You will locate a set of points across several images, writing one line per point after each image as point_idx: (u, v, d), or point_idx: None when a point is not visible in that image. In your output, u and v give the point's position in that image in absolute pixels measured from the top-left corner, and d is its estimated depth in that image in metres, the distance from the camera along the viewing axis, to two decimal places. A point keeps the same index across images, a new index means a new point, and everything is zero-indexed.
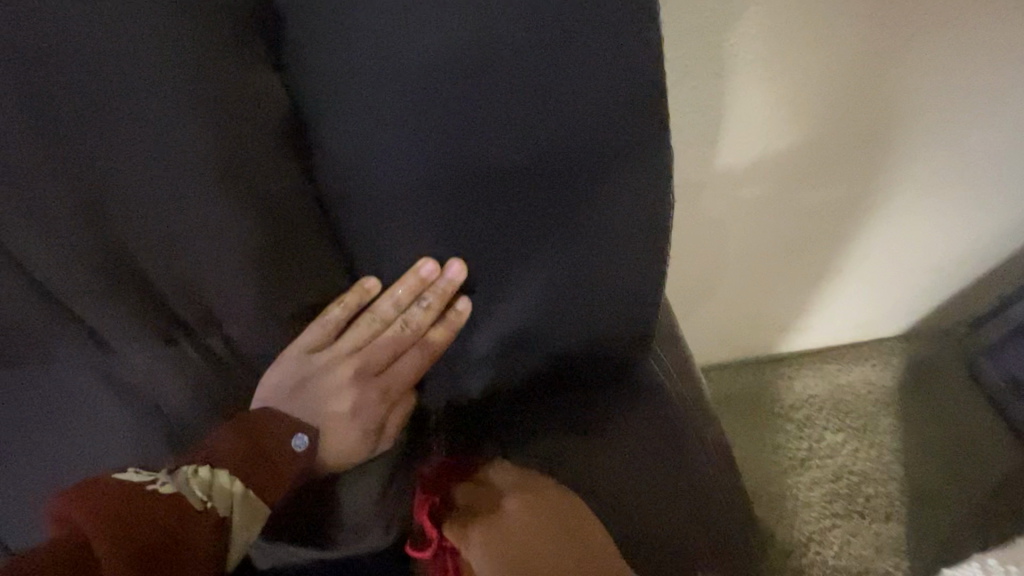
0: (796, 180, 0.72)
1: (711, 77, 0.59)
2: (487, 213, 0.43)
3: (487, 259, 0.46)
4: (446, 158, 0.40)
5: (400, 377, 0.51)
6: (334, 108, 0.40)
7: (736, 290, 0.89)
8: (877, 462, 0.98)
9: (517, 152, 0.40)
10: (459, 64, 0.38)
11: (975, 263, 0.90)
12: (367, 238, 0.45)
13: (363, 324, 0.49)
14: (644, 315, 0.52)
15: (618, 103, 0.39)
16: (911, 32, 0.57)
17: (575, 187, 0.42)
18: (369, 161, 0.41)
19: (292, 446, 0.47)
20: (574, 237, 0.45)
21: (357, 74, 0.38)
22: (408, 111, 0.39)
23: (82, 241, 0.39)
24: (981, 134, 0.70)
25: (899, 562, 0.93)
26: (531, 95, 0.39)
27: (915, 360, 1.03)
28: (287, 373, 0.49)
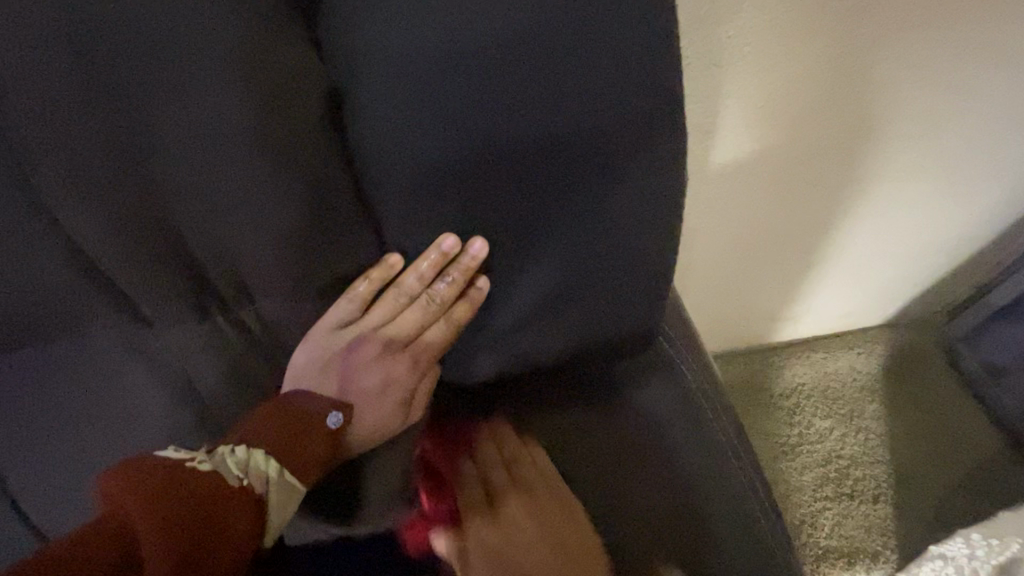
0: (790, 170, 0.75)
1: (707, 71, 0.62)
2: (507, 194, 0.45)
3: (503, 240, 0.48)
4: (472, 140, 0.42)
5: (426, 352, 0.53)
6: (364, 91, 0.41)
7: (732, 280, 0.92)
8: (865, 447, 1.02)
9: (537, 136, 0.43)
10: (484, 50, 0.40)
11: (954, 251, 0.94)
12: (390, 219, 0.47)
13: (389, 301, 0.51)
14: (653, 294, 0.54)
15: (632, 89, 0.42)
16: (890, 31, 0.61)
17: (591, 171, 0.45)
18: (396, 145, 0.43)
19: (328, 424, 0.49)
20: (585, 221, 0.47)
21: (388, 56, 0.40)
22: (436, 93, 0.41)
23: (134, 215, 0.42)
24: (960, 124, 0.73)
25: (888, 542, 0.96)
26: (550, 83, 0.41)
27: (897, 348, 1.08)
28: (317, 350, 0.52)
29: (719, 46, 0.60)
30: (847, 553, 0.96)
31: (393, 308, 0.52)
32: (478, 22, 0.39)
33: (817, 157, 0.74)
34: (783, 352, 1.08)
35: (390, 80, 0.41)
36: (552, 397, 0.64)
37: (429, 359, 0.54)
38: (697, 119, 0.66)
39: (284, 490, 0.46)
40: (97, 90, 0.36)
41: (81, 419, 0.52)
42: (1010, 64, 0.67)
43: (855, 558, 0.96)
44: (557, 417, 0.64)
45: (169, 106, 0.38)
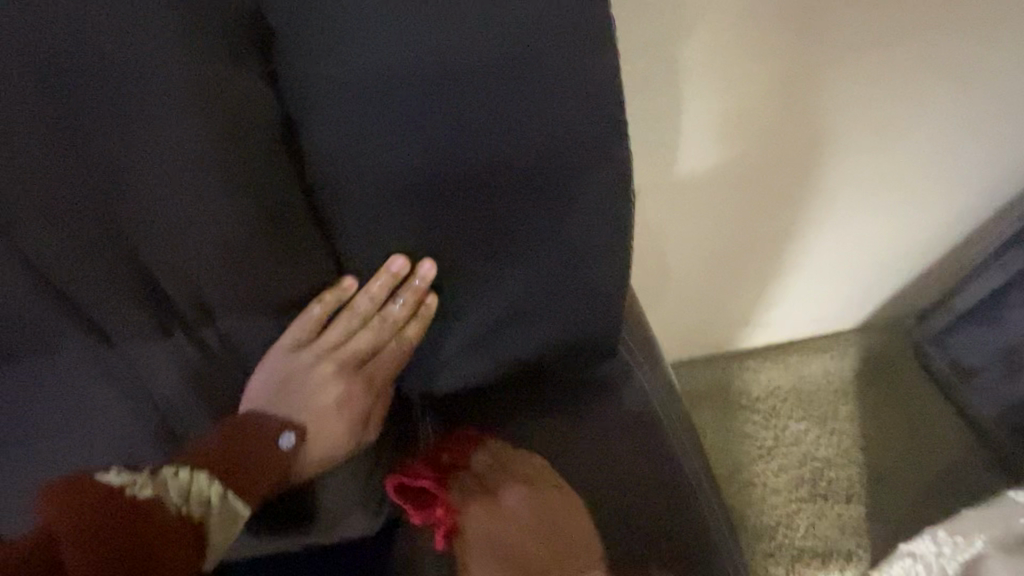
0: (754, 183, 0.78)
1: (666, 88, 0.63)
2: (461, 216, 0.48)
3: (461, 259, 0.50)
4: (423, 165, 0.45)
5: (381, 370, 0.55)
6: (317, 110, 0.43)
7: (702, 287, 0.94)
8: (839, 448, 1.05)
9: (486, 160, 0.45)
10: (433, 82, 0.42)
11: (916, 257, 0.97)
12: (351, 238, 0.49)
13: (342, 321, 0.53)
14: (609, 306, 0.56)
15: (577, 114, 0.44)
16: (840, 48, 0.63)
17: (540, 191, 0.47)
18: (351, 165, 0.45)
19: (280, 445, 0.51)
20: (537, 239, 0.49)
21: (340, 86, 0.42)
22: (386, 123, 0.43)
23: (96, 236, 0.43)
24: (914, 135, 0.76)
25: (860, 542, 0.98)
26: (497, 105, 0.43)
27: (868, 350, 1.10)
28: (272, 373, 0.52)
29: (676, 64, 0.61)
30: (820, 553, 0.98)
31: (346, 328, 0.53)
32: (426, 45, 0.40)
33: (780, 169, 0.76)
34: (757, 357, 1.10)
35: (341, 112, 0.43)
36: (518, 410, 0.65)
37: (383, 377, 0.55)
38: (660, 133, 0.68)
39: (227, 512, 0.48)
40: (66, 118, 0.38)
41: (35, 444, 0.51)
42: (959, 78, 0.69)
43: (828, 557, 0.97)
44: (523, 429, 0.65)
45: (133, 133, 0.40)
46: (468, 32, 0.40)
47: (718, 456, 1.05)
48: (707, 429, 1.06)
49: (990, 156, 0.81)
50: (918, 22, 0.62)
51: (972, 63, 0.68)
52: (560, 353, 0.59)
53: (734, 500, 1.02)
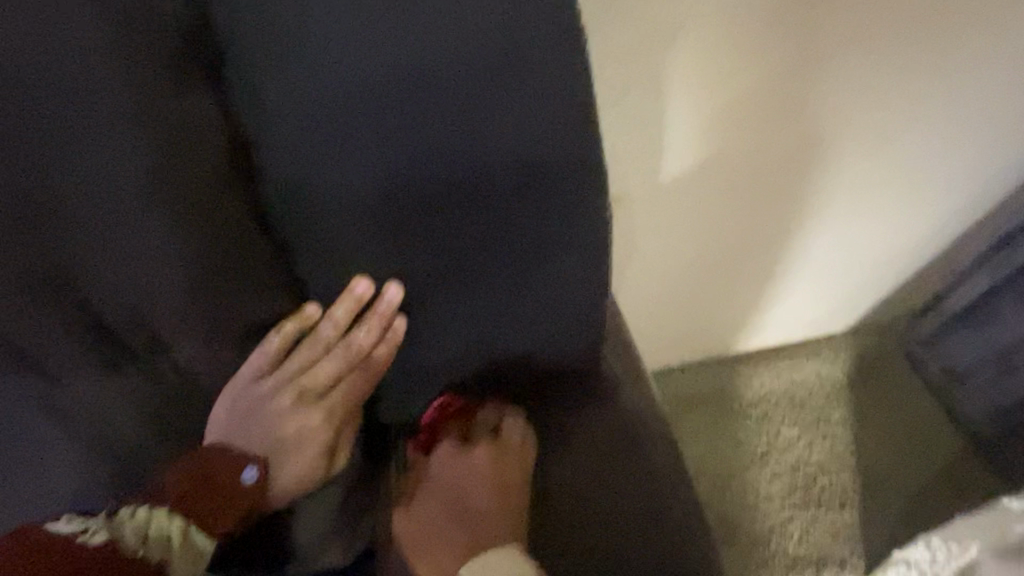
0: (741, 188, 0.76)
1: (651, 92, 0.60)
2: (432, 233, 0.46)
3: (433, 276, 0.49)
4: (388, 181, 0.44)
5: (346, 398, 0.55)
6: (270, 131, 0.43)
7: (693, 294, 0.93)
8: (832, 453, 1.04)
9: (456, 176, 0.44)
10: (391, 95, 0.40)
11: (906, 259, 0.97)
12: (316, 257, 0.49)
13: (303, 352, 0.52)
14: (589, 321, 0.54)
15: (549, 125, 0.42)
16: (829, 49, 0.61)
17: (513, 206, 0.46)
18: (312, 181, 0.44)
19: (242, 479, 0.52)
20: (511, 254, 0.48)
21: (297, 105, 0.41)
22: (344, 138, 0.42)
23: (32, 268, 0.41)
24: (902, 139, 0.75)
25: (854, 547, 0.98)
26: (461, 121, 0.41)
27: (861, 353, 1.10)
28: (236, 403, 0.53)
29: (659, 69, 0.59)
30: (814, 560, 0.97)
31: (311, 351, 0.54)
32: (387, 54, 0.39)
33: (767, 173, 0.75)
34: (748, 362, 1.09)
35: (300, 129, 0.42)
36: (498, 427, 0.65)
37: (350, 405, 0.55)
38: (645, 140, 0.65)
39: (187, 546, 0.50)
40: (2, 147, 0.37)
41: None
42: (948, 79, 0.68)
43: (822, 564, 0.97)
44: None
45: (74, 159, 0.38)
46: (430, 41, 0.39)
47: (712, 464, 1.03)
48: (701, 436, 1.05)
49: (979, 156, 0.80)
50: (903, 24, 0.61)
51: (959, 64, 0.66)
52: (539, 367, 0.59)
53: (728, 509, 1.00)
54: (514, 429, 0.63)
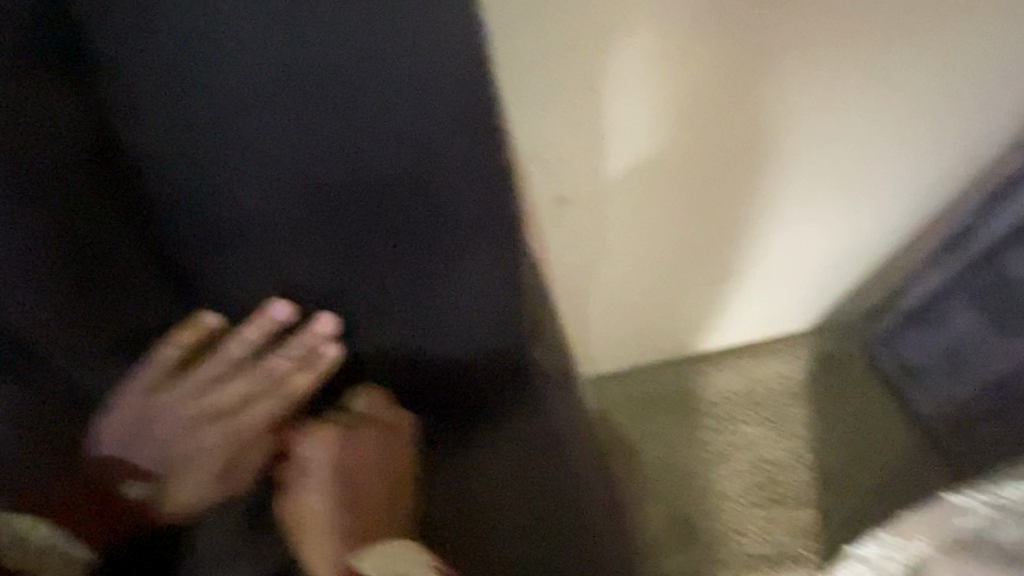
0: (689, 188, 0.75)
1: (586, 90, 0.58)
2: (343, 240, 0.48)
3: (350, 289, 0.51)
4: (294, 190, 0.43)
5: (255, 419, 0.57)
6: (132, 124, 0.39)
7: (648, 296, 0.93)
8: (790, 451, 1.04)
9: (360, 184, 0.44)
10: (283, 97, 0.39)
11: (864, 258, 0.97)
12: (219, 268, 0.48)
13: (213, 365, 0.55)
14: (506, 323, 0.57)
15: (446, 128, 0.43)
16: (771, 44, 0.60)
17: (417, 215, 0.48)
18: (205, 187, 0.41)
19: (124, 489, 0.55)
20: (423, 264, 0.50)
21: (162, 98, 0.38)
22: (237, 145, 0.40)
23: None
24: (849, 140, 0.75)
25: (811, 544, 0.98)
26: (359, 129, 0.43)
27: (821, 352, 1.11)
28: (135, 414, 0.54)
29: (594, 69, 0.57)
30: (771, 558, 0.98)
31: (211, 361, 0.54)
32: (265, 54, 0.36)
33: (715, 175, 0.74)
34: (710, 361, 1.09)
35: (182, 129, 0.39)
36: None
37: (259, 426, 0.58)
38: (587, 142, 0.63)
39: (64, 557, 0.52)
40: None
41: None
42: (890, 78, 0.68)
43: (779, 561, 0.98)
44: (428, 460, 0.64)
45: None
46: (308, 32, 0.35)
47: (673, 464, 1.04)
48: (662, 437, 1.05)
49: (927, 156, 0.80)
50: (845, 21, 0.60)
51: (898, 65, 0.66)
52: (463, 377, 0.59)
53: (687, 508, 1.01)
54: (373, 408, 0.59)
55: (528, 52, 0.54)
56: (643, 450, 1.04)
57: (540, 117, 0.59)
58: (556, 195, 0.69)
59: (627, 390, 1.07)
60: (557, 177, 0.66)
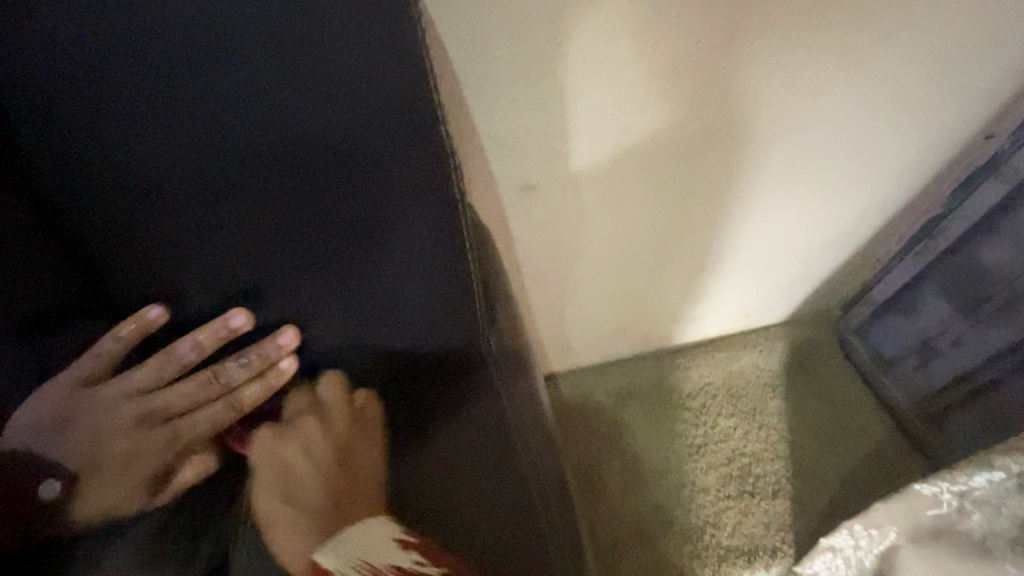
0: (659, 178, 0.74)
1: (546, 76, 0.57)
2: (289, 232, 0.46)
3: (301, 280, 0.50)
4: (237, 172, 0.42)
5: (194, 427, 0.54)
6: (64, 105, 0.38)
7: (622, 288, 0.92)
8: (766, 443, 1.04)
9: (305, 171, 0.43)
10: (216, 76, 0.38)
11: (837, 250, 0.97)
12: (165, 253, 0.47)
13: (158, 365, 0.52)
14: (465, 317, 0.54)
15: (386, 113, 0.41)
16: (735, 28, 0.58)
17: (361, 205, 0.45)
18: (151, 177, 0.42)
19: (39, 492, 0.50)
20: (372, 254, 0.48)
21: (98, 81, 0.37)
22: (178, 127, 0.40)
23: None
24: (818, 130, 0.74)
25: (785, 537, 0.98)
26: (292, 112, 0.40)
27: (797, 345, 1.11)
28: (61, 406, 0.50)
29: (552, 53, 0.55)
30: (746, 552, 0.97)
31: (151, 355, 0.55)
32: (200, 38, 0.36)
33: (685, 164, 0.73)
34: (685, 354, 1.10)
35: (120, 110, 0.39)
36: None
37: (196, 434, 0.54)
38: (551, 129, 0.62)
39: None
40: None
41: None
42: (857, 66, 0.67)
43: (754, 555, 0.96)
44: None
45: None
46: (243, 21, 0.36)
47: (649, 457, 1.03)
48: (639, 429, 1.05)
49: (897, 146, 0.80)
50: (811, 5, 0.58)
51: (864, 53, 0.65)
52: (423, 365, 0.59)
53: (662, 501, 1.00)
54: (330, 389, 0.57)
55: (486, 37, 0.52)
56: (619, 443, 1.04)
57: (502, 105, 0.58)
58: (522, 183, 0.68)
59: (603, 383, 1.08)
60: (521, 164, 0.65)
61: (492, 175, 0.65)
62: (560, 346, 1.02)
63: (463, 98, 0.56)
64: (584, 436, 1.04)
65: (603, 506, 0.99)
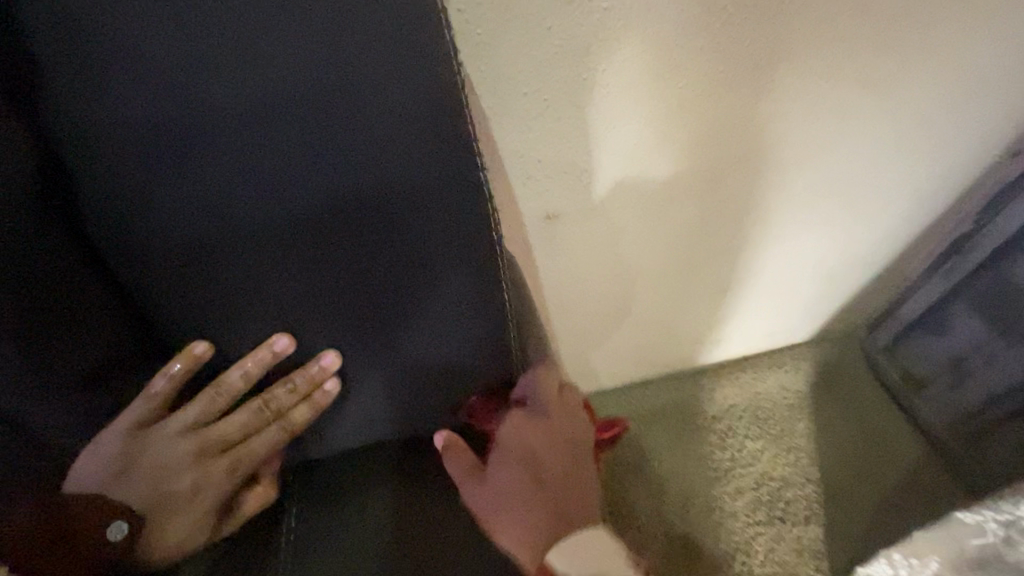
0: (684, 204, 0.74)
1: (574, 109, 0.57)
2: (330, 268, 0.48)
3: (337, 316, 0.51)
4: (286, 210, 0.44)
5: (251, 454, 0.56)
6: (140, 158, 0.40)
7: (645, 311, 0.91)
8: (795, 466, 1.02)
9: (349, 208, 0.45)
10: (272, 116, 0.40)
11: (863, 268, 0.96)
12: (210, 294, 0.48)
13: (209, 400, 0.53)
14: (496, 347, 0.56)
15: (426, 148, 0.43)
16: (763, 55, 0.58)
17: (401, 238, 0.47)
18: (189, 225, 0.44)
19: (107, 535, 0.51)
20: (408, 287, 0.50)
21: (169, 135, 0.39)
22: (234, 167, 0.41)
23: None
24: (843, 150, 0.74)
25: (819, 565, 0.95)
26: (340, 152, 0.42)
27: (823, 365, 1.09)
28: (119, 450, 0.52)
29: (579, 86, 0.55)
30: None
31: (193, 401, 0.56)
32: (250, 95, 0.39)
33: (708, 189, 0.73)
34: (709, 375, 1.08)
35: (189, 159, 0.41)
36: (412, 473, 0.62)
37: (253, 461, 0.56)
38: (576, 159, 0.62)
39: None
40: None
41: None
42: (882, 87, 0.67)
43: None
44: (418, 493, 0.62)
45: None
46: (294, 79, 0.38)
47: (675, 481, 1.01)
48: (664, 453, 1.03)
49: (923, 165, 0.79)
50: (838, 31, 0.59)
51: (889, 75, 0.65)
52: (454, 398, 0.59)
53: (690, 527, 0.98)
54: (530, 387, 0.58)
55: (515, 76, 0.52)
56: (643, 467, 1.02)
57: (528, 139, 0.59)
58: (545, 213, 0.68)
59: (625, 406, 1.06)
60: (547, 193, 0.66)
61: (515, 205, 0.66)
62: (582, 369, 1.00)
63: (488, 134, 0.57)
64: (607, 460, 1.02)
65: (629, 533, 0.97)
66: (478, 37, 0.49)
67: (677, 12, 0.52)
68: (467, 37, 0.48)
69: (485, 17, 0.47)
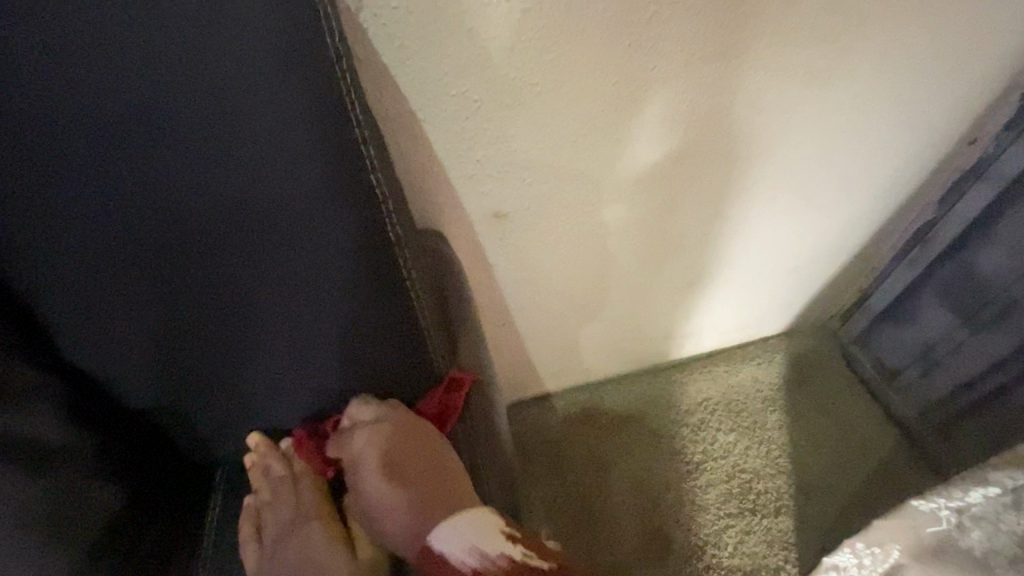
0: (638, 198, 0.74)
1: (505, 109, 0.58)
2: (243, 278, 0.46)
3: (262, 326, 0.49)
4: (190, 217, 0.43)
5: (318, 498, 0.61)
6: (40, 177, 0.39)
7: (611, 307, 0.92)
8: (766, 458, 1.02)
9: (254, 216, 0.43)
10: (160, 128, 0.38)
11: (829, 259, 0.96)
12: (124, 306, 0.47)
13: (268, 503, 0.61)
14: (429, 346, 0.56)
15: (325, 152, 0.42)
16: (694, 50, 0.58)
17: (316, 246, 0.46)
18: (74, 230, 0.42)
19: None
20: (329, 296, 0.49)
21: (65, 149, 0.38)
22: (134, 181, 0.40)
23: None
24: (793, 144, 0.74)
25: (789, 556, 0.96)
26: (238, 159, 0.40)
27: (796, 356, 1.10)
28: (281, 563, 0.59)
29: (506, 86, 0.56)
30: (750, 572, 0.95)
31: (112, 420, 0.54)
32: (126, 97, 0.37)
33: (660, 185, 0.73)
34: (683, 369, 1.09)
35: (87, 171, 0.40)
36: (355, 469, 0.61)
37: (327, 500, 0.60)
38: (516, 158, 0.63)
39: None
40: None
41: None
42: (825, 77, 0.66)
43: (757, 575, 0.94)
44: None
45: None
46: (178, 88, 0.37)
47: (646, 475, 1.01)
48: (635, 448, 1.03)
49: (879, 153, 0.79)
50: (770, 23, 0.59)
51: (828, 66, 0.65)
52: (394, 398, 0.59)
53: (663, 522, 0.98)
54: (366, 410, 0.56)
55: (438, 77, 0.53)
56: (618, 463, 1.02)
57: (463, 138, 0.59)
58: (494, 212, 0.69)
59: (597, 403, 1.07)
60: (492, 193, 0.66)
61: (460, 205, 0.66)
62: (555, 365, 1.01)
63: (423, 136, 0.57)
64: (583, 456, 1.03)
65: (599, 528, 0.98)
66: (397, 41, 0.49)
67: (602, 9, 0.52)
68: (386, 40, 0.49)
69: (403, 20, 0.48)
